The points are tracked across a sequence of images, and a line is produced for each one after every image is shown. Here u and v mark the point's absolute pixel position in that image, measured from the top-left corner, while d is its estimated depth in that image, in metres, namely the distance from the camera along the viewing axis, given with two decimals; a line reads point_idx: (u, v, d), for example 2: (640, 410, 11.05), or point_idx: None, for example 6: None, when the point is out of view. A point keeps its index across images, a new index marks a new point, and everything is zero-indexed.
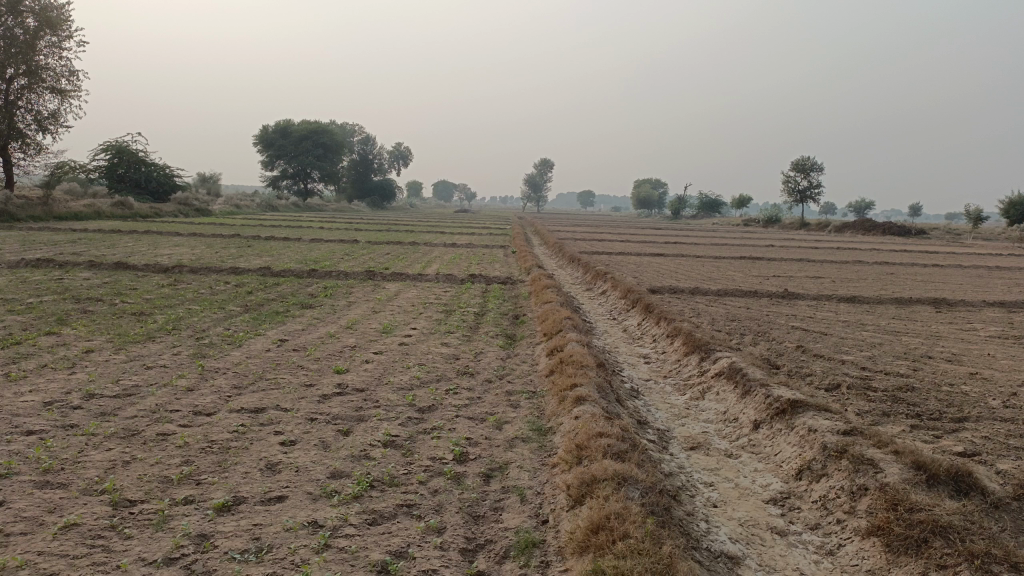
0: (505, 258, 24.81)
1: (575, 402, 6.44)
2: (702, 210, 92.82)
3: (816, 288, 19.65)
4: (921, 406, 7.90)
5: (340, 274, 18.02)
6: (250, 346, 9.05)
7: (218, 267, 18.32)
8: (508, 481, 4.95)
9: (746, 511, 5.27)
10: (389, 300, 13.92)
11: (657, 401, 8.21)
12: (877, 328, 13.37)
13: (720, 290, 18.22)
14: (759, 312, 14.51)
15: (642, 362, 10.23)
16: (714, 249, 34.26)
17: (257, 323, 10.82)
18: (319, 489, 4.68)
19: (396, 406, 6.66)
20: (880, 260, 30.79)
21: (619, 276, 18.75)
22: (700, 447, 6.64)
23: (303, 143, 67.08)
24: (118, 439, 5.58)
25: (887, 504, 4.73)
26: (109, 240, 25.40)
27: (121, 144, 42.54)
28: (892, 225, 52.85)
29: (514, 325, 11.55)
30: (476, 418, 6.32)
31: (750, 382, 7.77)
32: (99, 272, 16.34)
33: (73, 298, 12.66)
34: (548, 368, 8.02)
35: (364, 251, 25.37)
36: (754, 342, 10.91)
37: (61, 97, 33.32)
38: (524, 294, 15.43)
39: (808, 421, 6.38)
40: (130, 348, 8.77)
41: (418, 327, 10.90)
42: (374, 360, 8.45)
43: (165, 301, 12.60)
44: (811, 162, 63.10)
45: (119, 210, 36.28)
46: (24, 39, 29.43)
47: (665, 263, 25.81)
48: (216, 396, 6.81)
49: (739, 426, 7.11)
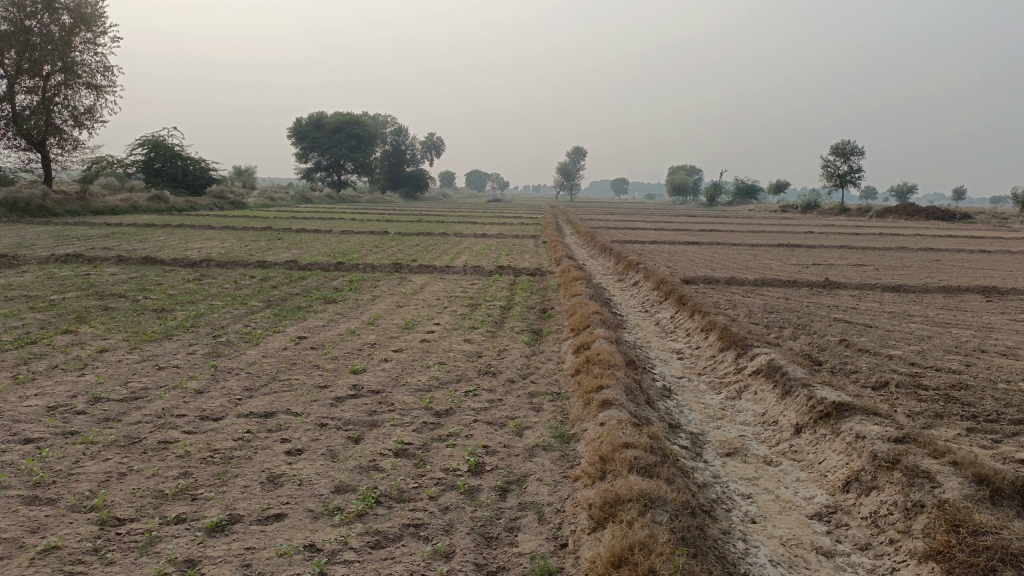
0: (535, 248, 24.36)
1: (601, 405, 6.01)
2: (738, 195, 91.16)
3: (858, 276, 18.91)
4: (976, 406, 7.32)
5: (367, 266, 17.77)
6: (267, 344, 8.77)
7: (245, 260, 18.18)
8: (525, 496, 4.55)
9: (787, 527, 4.81)
10: (414, 294, 13.58)
11: (691, 401, 7.75)
12: (924, 319, 12.69)
13: (758, 279, 17.61)
14: (799, 303, 13.88)
15: (674, 358, 9.76)
16: (750, 236, 33.41)
17: (278, 319, 10.54)
18: (321, 506, 4.33)
19: (412, 409, 6.30)
20: (925, 246, 29.68)
21: (652, 266, 18.22)
22: (737, 453, 6.19)
23: (335, 135, 67.27)
24: (118, 448, 5.31)
25: (946, 524, 4.24)
26: (141, 234, 25.52)
27: (157, 139, 42.87)
28: (935, 209, 51.28)
29: (541, 319, 11.12)
30: (496, 423, 5.94)
31: (790, 381, 7.27)
32: (126, 268, 16.28)
33: (96, 294, 12.52)
34: (573, 367, 7.59)
35: (393, 243, 25.14)
36: (794, 337, 10.35)
37: (97, 93, 33.60)
38: (553, 286, 14.97)
39: (855, 426, 5.88)
40: (144, 347, 8.53)
41: (442, 323, 10.53)
42: (393, 359, 8.10)
43: (188, 297, 12.41)
44: (850, 146, 61.37)
45: (156, 204, 36.54)
46: (59, 35, 29.62)
47: (700, 251, 25.13)
48: (225, 399, 6.52)
49: (779, 430, 6.63)
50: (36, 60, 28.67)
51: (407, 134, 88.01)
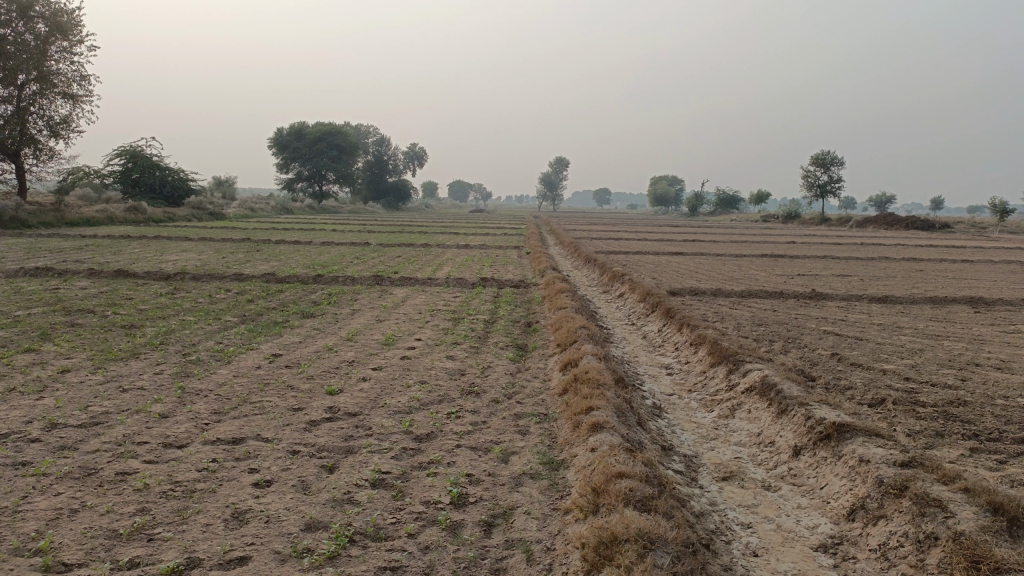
0: (518, 260, 24.06)
1: (591, 429, 5.69)
2: (720, 205, 91.48)
3: (843, 287, 18.77)
4: (977, 424, 7.07)
5: (347, 279, 17.38)
6: (240, 363, 8.38)
7: (221, 273, 17.72)
8: (512, 532, 4.21)
9: (792, 561, 4.50)
10: (395, 307, 13.21)
11: (683, 421, 7.44)
12: (915, 331, 12.48)
13: (744, 290, 17.39)
14: (787, 315, 13.66)
15: (663, 374, 9.47)
16: (734, 246, 33.33)
17: (252, 335, 10.14)
18: (289, 547, 3.97)
19: (391, 433, 5.94)
20: (908, 256, 29.69)
21: (637, 278, 17.99)
22: (733, 477, 5.88)
23: (316, 145, 66.71)
24: (72, 480, 4.92)
25: (965, 561, 3.95)
26: (116, 246, 24.96)
27: (135, 149, 42.19)
28: (915, 220, 51.63)
29: (526, 334, 10.80)
30: (480, 449, 5.59)
31: (786, 400, 6.97)
32: (97, 281, 15.77)
33: (63, 309, 12.05)
34: (561, 386, 7.26)
35: (374, 254, 24.73)
36: (785, 351, 10.09)
37: (73, 103, 33.02)
38: (538, 299, 14.66)
39: (858, 448, 5.60)
40: (109, 366, 8.11)
41: (423, 338, 10.17)
42: (372, 378, 7.73)
43: (160, 312, 11.98)
44: (830, 157, 61.77)
45: (132, 215, 35.85)
46: (35, 44, 29.10)
47: (684, 262, 24.93)
48: (191, 424, 6.13)
49: (776, 451, 6.33)
50: (11, 69, 28.11)
51: (389, 145, 87.66)
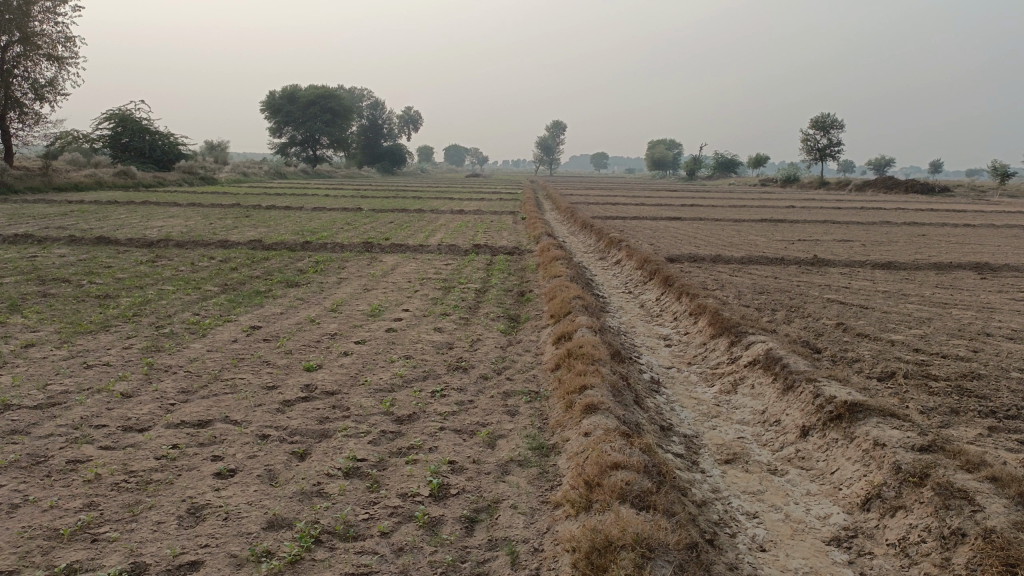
0: (513, 225, 23.51)
1: (584, 410, 5.26)
2: (717, 169, 90.62)
3: (846, 253, 18.32)
4: (993, 400, 6.65)
5: (336, 246, 16.88)
6: (215, 336, 7.93)
7: (207, 240, 17.20)
8: (496, 530, 3.81)
9: (803, 556, 4.12)
10: (384, 276, 12.75)
11: (682, 397, 7.04)
12: (921, 299, 12.07)
13: (744, 257, 16.93)
14: (788, 282, 13.22)
15: (662, 346, 9.04)
16: (733, 211, 32.81)
17: (232, 306, 9.67)
18: (246, 550, 3.56)
19: (370, 415, 5.52)
20: (909, 220, 29.22)
21: (635, 244, 17.53)
22: (737, 460, 5.49)
23: (310, 108, 65.55)
24: (17, 470, 4.50)
25: (999, 564, 3.56)
26: (102, 212, 24.39)
27: (124, 112, 41.23)
28: (914, 184, 51.05)
29: (518, 304, 10.34)
30: (465, 432, 5.18)
31: (793, 374, 6.55)
32: (77, 249, 15.23)
33: (37, 279, 11.55)
34: (553, 361, 6.83)
35: (365, 220, 24.21)
36: (788, 321, 9.66)
37: (58, 65, 32.12)
38: (532, 266, 14.18)
39: (873, 430, 5.20)
40: (76, 341, 7.65)
41: (411, 309, 9.73)
42: (354, 352, 7.30)
43: (137, 282, 11.49)
44: (830, 120, 60.96)
45: (122, 180, 35.14)
46: (16, 4, 28.14)
47: (682, 227, 24.47)
48: (155, 405, 5.70)
49: (782, 431, 5.93)
50: None
51: (383, 108, 86.35)
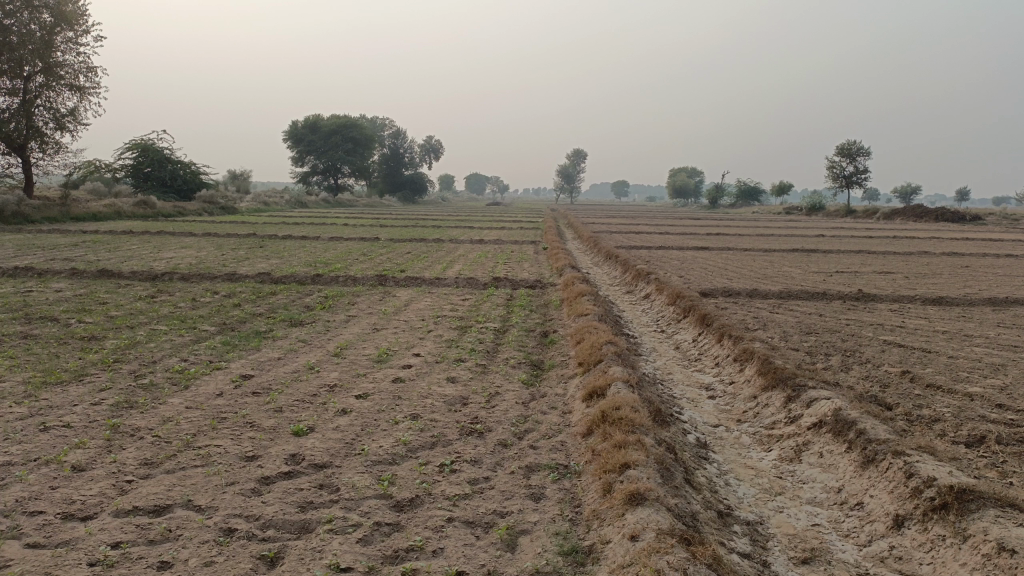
0: (534, 256, 22.60)
1: (628, 501, 4.25)
2: (741, 197, 89.34)
3: (890, 286, 17.13)
4: None
5: (349, 278, 16.06)
6: (198, 388, 6.98)
7: (214, 273, 16.39)
8: None
9: None
10: (396, 313, 11.81)
11: (736, 465, 5.99)
12: (987, 341, 10.87)
13: (783, 290, 15.82)
14: (836, 321, 12.10)
15: (705, 399, 7.98)
16: (761, 240, 31.61)
17: (227, 349, 8.77)
18: None
19: (364, 499, 4.51)
20: (948, 250, 27.82)
21: (664, 276, 16.51)
22: (816, 557, 4.44)
23: (332, 138, 65.44)
24: None
25: None
26: (115, 242, 23.81)
27: (146, 142, 41.04)
28: (944, 211, 49.63)
29: (541, 348, 9.32)
30: (480, 526, 4.17)
31: (873, 445, 5.49)
32: (77, 283, 14.45)
33: (23, 317, 10.73)
34: (587, 426, 5.79)
35: (382, 250, 23.38)
36: (846, 369, 8.57)
37: (80, 94, 31.88)
38: (556, 302, 13.19)
39: (996, 529, 4.11)
40: (41, 394, 6.73)
41: (422, 353, 8.76)
42: (353, 411, 6.32)
43: (130, 321, 10.63)
44: (857, 147, 59.65)
45: (141, 209, 34.75)
46: (40, 35, 27.90)
47: (711, 258, 23.43)
48: (107, 484, 4.72)
49: (869, 520, 4.85)
50: (16, 61, 26.97)
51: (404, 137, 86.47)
